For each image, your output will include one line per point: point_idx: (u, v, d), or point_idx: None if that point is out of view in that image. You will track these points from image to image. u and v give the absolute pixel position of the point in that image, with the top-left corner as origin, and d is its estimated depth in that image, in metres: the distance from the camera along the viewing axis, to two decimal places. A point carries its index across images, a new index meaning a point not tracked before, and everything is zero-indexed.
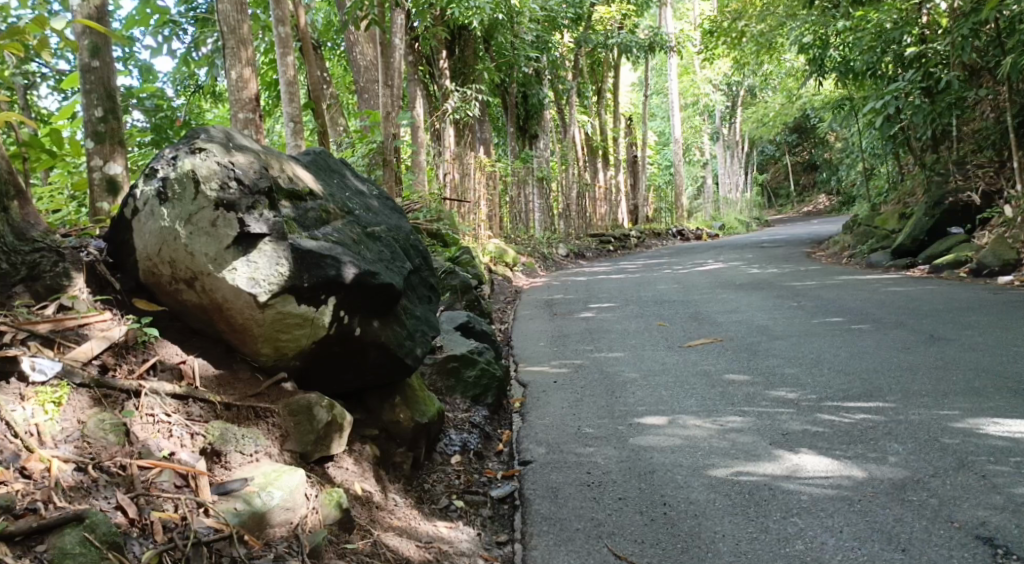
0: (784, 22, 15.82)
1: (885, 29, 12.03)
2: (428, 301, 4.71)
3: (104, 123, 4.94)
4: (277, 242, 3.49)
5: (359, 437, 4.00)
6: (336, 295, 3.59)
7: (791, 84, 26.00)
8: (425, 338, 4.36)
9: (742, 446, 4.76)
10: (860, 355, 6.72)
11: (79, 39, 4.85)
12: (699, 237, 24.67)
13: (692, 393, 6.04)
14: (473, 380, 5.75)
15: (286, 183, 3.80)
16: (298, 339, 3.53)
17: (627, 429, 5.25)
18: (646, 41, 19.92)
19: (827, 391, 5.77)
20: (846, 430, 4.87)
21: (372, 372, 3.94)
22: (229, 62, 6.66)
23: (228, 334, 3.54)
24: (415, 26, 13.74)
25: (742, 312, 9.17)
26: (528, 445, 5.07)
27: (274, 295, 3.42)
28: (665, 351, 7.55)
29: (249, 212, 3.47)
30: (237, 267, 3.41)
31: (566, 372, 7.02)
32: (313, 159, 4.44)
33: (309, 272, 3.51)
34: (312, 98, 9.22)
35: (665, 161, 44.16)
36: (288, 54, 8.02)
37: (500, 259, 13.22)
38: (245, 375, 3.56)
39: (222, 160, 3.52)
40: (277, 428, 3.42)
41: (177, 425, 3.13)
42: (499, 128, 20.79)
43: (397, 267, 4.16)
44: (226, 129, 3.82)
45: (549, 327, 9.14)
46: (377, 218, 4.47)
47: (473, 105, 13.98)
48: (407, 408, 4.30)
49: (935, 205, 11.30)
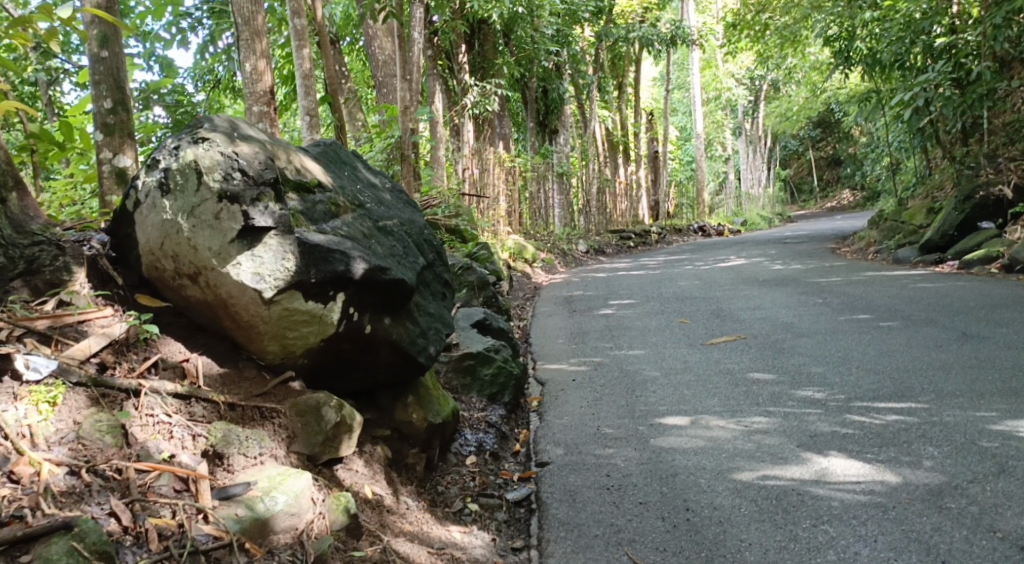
0: (809, 14, 15.52)
1: (913, 19, 11.81)
2: (442, 297, 4.57)
3: (113, 114, 4.83)
4: (283, 235, 3.36)
5: (371, 438, 3.86)
6: (344, 291, 3.46)
7: (814, 77, 25.62)
8: (439, 336, 4.22)
9: (768, 448, 4.57)
10: (889, 354, 6.51)
11: (87, 29, 4.76)
12: (720, 233, 24.39)
13: (715, 393, 5.85)
14: (489, 378, 5.61)
15: (293, 175, 3.67)
16: (305, 337, 3.40)
17: (648, 430, 5.09)
18: (668, 34, 19.69)
19: (856, 391, 5.57)
20: (878, 432, 4.68)
21: (383, 370, 3.81)
22: (244, 54, 6.54)
23: (233, 331, 3.42)
24: (435, 20, 13.61)
25: (766, 309, 8.95)
26: (545, 446, 4.92)
27: (280, 291, 3.29)
28: (686, 349, 7.37)
29: (253, 205, 3.33)
30: (241, 262, 3.28)
31: (586, 370, 6.86)
32: (323, 151, 4.31)
33: (316, 266, 3.37)
34: (331, 92, 9.10)
35: (686, 157, 43.81)
36: (304, 46, 7.90)
37: (519, 255, 13.08)
38: (250, 373, 3.43)
39: (225, 150, 3.39)
40: (284, 429, 3.29)
41: (178, 426, 3.01)
42: (518, 123, 20.63)
43: (410, 262, 4.02)
44: (230, 118, 3.69)
45: (568, 324, 8.97)
46: (389, 212, 4.34)
47: (492, 100, 13.83)
48: (420, 408, 4.16)
49: (965, 199, 11.02)
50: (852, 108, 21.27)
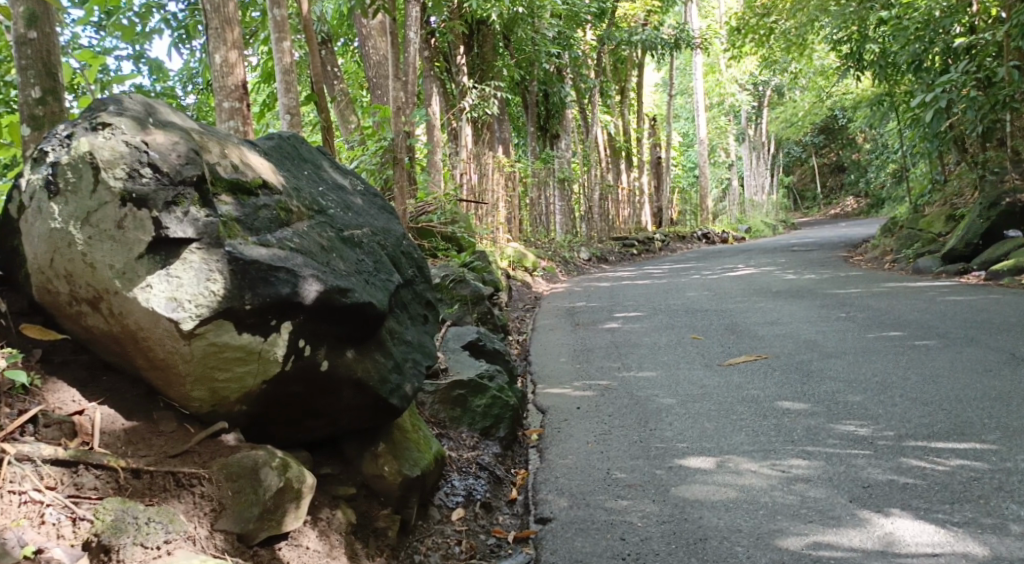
0: (816, 17, 14.63)
1: (933, 17, 11.03)
2: (423, 321, 3.83)
3: (42, 105, 3.97)
4: (209, 249, 2.62)
5: (330, 499, 3.12)
6: (292, 319, 2.73)
7: (819, 82, 24.82)
8: (416, 369, 3.49)
9: (815, 504, 3.89)
10: (935, 379, 5.74)
11: (12, 6, 3.93)
12: (724, 241, 23.67)
13: (741, 426, 5.08)
14: (482, 411, 4.90)
15: (227, 173, 2.90)
16: (240, 378, 2.67)
17: (667, 474, 4.36)
18: (672, 38, 18.93)
19: (907, 427, 4.79)
20: (944, 484, 3.97)
21: (345, 416, 3.10)
22: (213, 44, 5.67)
23: (147, 371, 2.69)
24: (431, 20, 12.83)
25: (785, 324, 8.19)
26: (546, 495, 4.18)
27: (203, 322, 2.54)
28: (703, 371, 6.61)
29: (167, 210, 2.59)
30: (152, 284, 2.53)
31: (591, 395, 6.11)
32: (277, 145, 3.55)
33: (252, 290, 2.63)
34: (316, 91, 8.27)
35: (689, 163, 43.04)
36: (285, 39, 7.06)
37: (518, 263, 12.36)
38: (169, 426, 2.70)
39: (132, 139, 2.62)
40: (207, 500, 2.54)
41: (54, 507, 2.31)
42: (519, 127, 19.83)
43: (381, 280, 3.29)
44: (149, 99, 2.91)
45: (572, 340, 8.21)
46: (358, 219, 3.59)
47: (490, 104, 13.10)
48: (393, 459, 3.40)
49: (991, 206, 10.20)
50: (859, 114, 20.51)
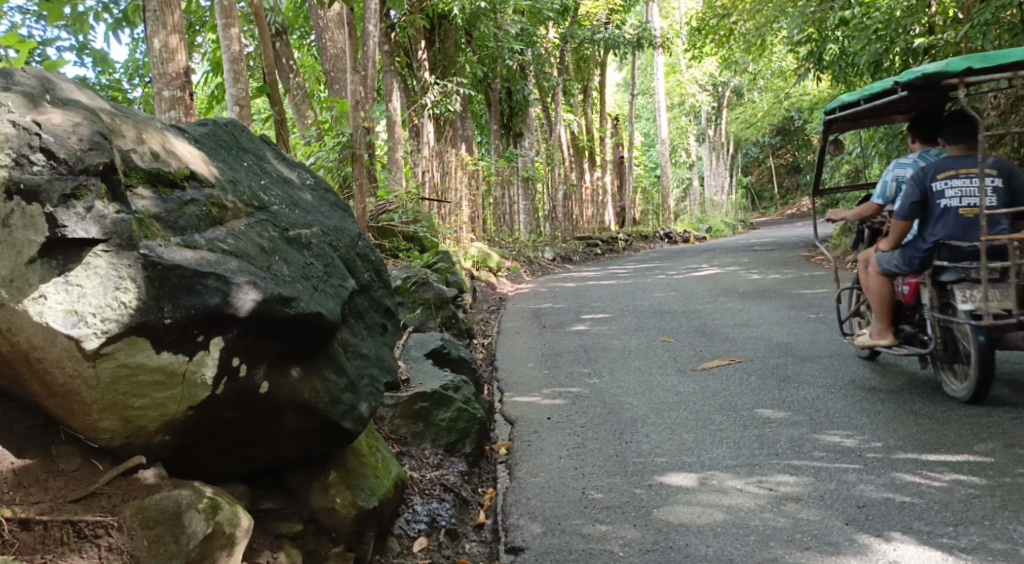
0: (776, 17, 14.36)
1: (894, 16, 10.61)
2: (381, 331, 3.41)
3: None
4: (119, 253, 2.21)
5: (272, 538, 2.71)
6: (223, 334, 2.34)
7: (778, 82, 24.78)
8: (373, 387, 3.09)
9: (808, 527, 3.55)
10: (914, 383, 5.47)
11: None
12: (686, 240, 23.54)
13: (721, 438, 4.74)
14: (447, 424, 4.50)
15: (145, 161, 2.48)
16: (159, 405, 2.26)
17: (648, 494, 4.00)
18: (634, 37, 18.62)
19: (894, 437, 4.49)
20: (943, 503, 3.66)
21: (289, 444, 2.69)
22: (151, 27, 5.02)
23: (45, 399, 2.26)
24: (390, 14, 12.33)
25: (756, 326, 7.91)
26: (516, 520, 3.80)
27: (112, 340, 2.13)
28: (674, 376, 6.28)
29: (64, 205, 2.16)
30: (46, 295, 2.10)
31: (562, 403, 5.74)
32: (211, 132, 3.11)
33: (173, 301, 2.23)
34: (268, 83, 7.73)
35: (652, 163, 42.97)
36: (230, 26, 6.48)
37: (482, 263, 11.98)
38: (72, 464, 2.30)
39: (20, 119, 2.18)
40: (116, 553, 2.13)
41: None
42: (483, 125, 19.42)
43: (332, 287, 2.88)
44: (48, 74, 2.47)
45: (538, 344, 7.83)
46: (307, 217, 3.18)
47: (453, 100, 12.64)
48: (346, 490, 2.99)
49: None
50: (818, 114, 20.47)
